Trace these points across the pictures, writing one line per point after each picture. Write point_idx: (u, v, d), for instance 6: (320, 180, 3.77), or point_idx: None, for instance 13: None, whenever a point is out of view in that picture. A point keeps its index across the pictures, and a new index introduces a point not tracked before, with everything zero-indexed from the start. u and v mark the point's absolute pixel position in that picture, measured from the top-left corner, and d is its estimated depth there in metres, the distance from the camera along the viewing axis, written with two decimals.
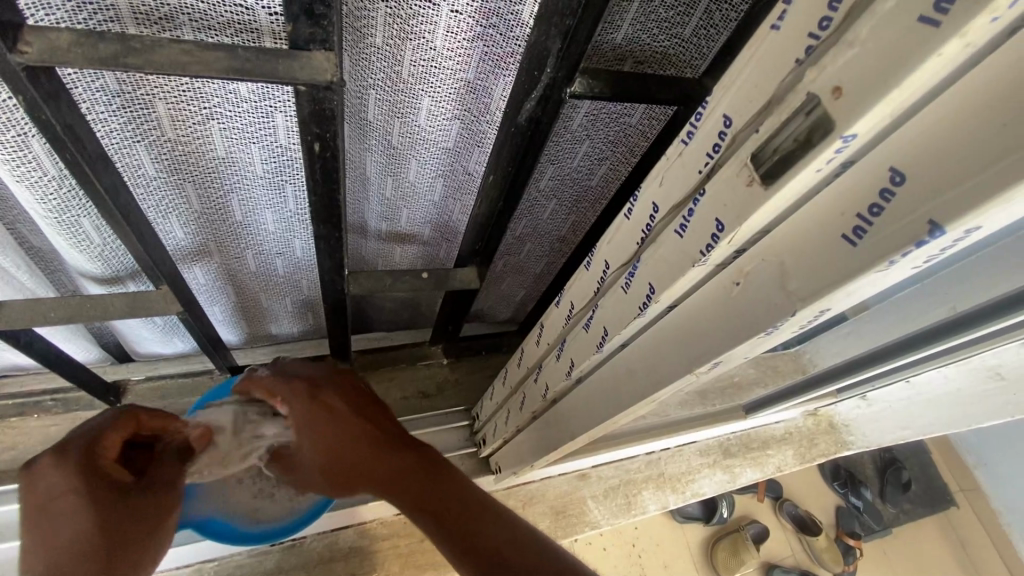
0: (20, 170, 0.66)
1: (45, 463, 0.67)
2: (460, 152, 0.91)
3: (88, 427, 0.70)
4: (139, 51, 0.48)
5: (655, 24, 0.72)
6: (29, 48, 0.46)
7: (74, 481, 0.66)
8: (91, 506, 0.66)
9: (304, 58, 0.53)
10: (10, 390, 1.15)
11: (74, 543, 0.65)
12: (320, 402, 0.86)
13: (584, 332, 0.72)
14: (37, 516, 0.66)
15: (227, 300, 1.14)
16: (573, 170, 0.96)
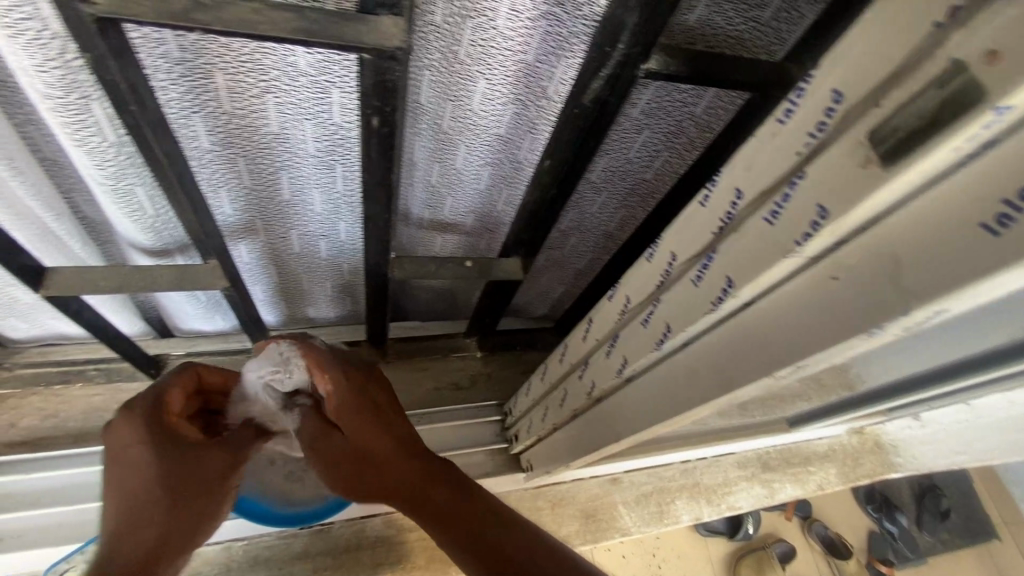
0: (82, 134, 0.66)
1: (117, 424, 0.71)
2: (512, 138, 0.89)
3: (155, 391, 0.75)
4: (209, 7, 0.45)
5: (731, 6, 0.67)
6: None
7: (144, 436, 0.71)
8: (160, 459, 0.71)
9: (372, 21, 0.50)
10: (58, 357, 1.18)
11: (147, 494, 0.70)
12: (370, 397, 0.82)
13: (641, 328, 0.68)
14: (112, 471, 0.70)
15: (268, 281, 1.13)
16: (628, 161, 0.92)
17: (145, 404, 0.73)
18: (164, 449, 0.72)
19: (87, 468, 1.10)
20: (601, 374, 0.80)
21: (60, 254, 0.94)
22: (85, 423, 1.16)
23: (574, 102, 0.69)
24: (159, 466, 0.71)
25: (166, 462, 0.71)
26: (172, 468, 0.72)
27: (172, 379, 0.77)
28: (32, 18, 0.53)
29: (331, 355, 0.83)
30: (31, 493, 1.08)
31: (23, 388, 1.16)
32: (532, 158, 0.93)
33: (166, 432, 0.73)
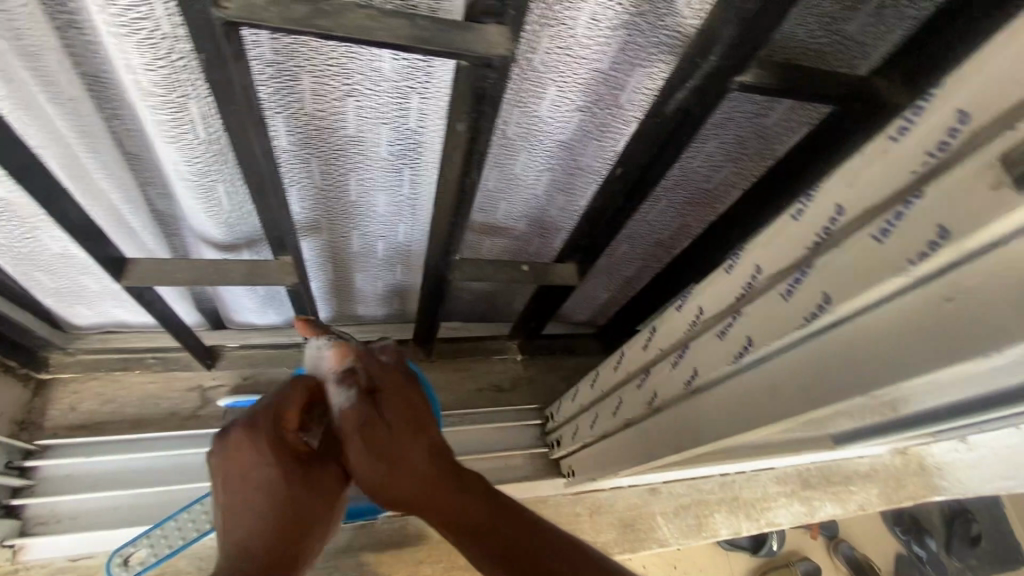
0: (175, 131, 0.68)
1: (236, 439, 0.76)
2: (576, 145, 0.89)
3: (272, 408, 0.77)
4: (331, 13, 0.47)
5: (816, 19, 0.66)
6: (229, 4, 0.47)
7: (262, 452, 0.75)
8: (275, 474, 0.75)
9: (476, 29, 0.51)
10: (117, 344, 1.21)
11: (262, 504, 0.74)
12: (408, 393, 0.78)
13: (716, 339, 0.68)
14: (231, 481, 0.75)
15: (323, 277, 1.16)
16: (691, 171, 0.91)
17: (261, 421, 0.76)
18: (280, 465, 0.75)
19: (143, 453, 1.12)
20: (665, 384, 0.80)
21: (133, 245, 0.97)
22: (142, 409, 1.19)
23: (657, 110, 0.73)
24: (275, 480, 0.75)
25: (280, 478, 0.75)
26: (286, 483, 0.75)
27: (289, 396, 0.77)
28: (146, 17, 0.54)
29: (364, 358, 0.79)
30: (86, 478, 1.09)
31: (85, 372, 1.20)
32: (595, 167, 0.93)
33: (280, 449, 0.76)
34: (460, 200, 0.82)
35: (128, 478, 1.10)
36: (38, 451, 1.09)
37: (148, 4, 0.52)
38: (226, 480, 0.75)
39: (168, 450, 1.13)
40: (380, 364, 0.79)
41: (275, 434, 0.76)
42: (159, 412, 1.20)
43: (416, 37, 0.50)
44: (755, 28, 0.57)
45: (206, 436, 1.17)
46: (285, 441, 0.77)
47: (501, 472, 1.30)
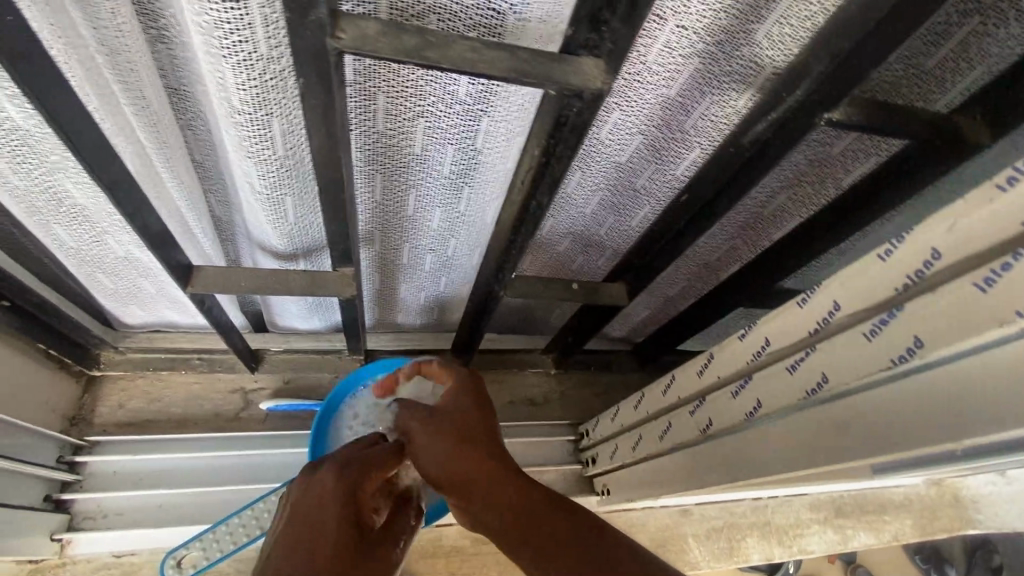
0: (254, 147, 0.69)
1: (322, 477, 0.71)
2: (634, 169, 0.87)
3: (365, 454, 0.75)
4: (439, 46, 0.51)
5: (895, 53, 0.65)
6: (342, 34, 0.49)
7: (343, 495, 0.70)
8: (346, 521, 0.68)
9: (572, 64, 0.55)
10: (164, 344, 1.23)
11: (319, 541, 0.65)
12: (479, 390, 0.88)
13: (786, 374, 0.67)
14: (297, 516, 0.68)
15: (370, 286, 1.17)
16: (749, 199, 0.88)
17: (354, 465, 0.73)
18: (352, 515, 0.69)
19: (185, 453, 1.14)
20: (722, 413, 0.79)
21: (193, 251, 0.99)
22: (187, 410, 1.23)
23: (733, 139, 0.76)
24: (343, 525, 0.68)
25: (348, 526, 0.68)
26: (350, 538, 0.67)
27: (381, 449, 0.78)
28: (246, 40, 0.55)
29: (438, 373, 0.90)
30: (134, 475, 1.12)
31: (133, 370, 1.23)
32: (649, 190, 0.90)
33: (357, 502, 0.71)
34: (521, 221, 0.83)
35: (169, 478, 1.12)
36: (87, 446, 1.11)
37: (251, 28, 0.53)
38: (294, 511, 0.69)
39: (214, 451, 1.16)
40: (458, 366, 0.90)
41: (359, 484, 0.72)
42: (204, 413, 1.23)
43: (515, 68, 0.53)
44: (849, 66, 0.61)
45: (250, 439, 1.19)
46: (362, 499, 0.72)
47: None
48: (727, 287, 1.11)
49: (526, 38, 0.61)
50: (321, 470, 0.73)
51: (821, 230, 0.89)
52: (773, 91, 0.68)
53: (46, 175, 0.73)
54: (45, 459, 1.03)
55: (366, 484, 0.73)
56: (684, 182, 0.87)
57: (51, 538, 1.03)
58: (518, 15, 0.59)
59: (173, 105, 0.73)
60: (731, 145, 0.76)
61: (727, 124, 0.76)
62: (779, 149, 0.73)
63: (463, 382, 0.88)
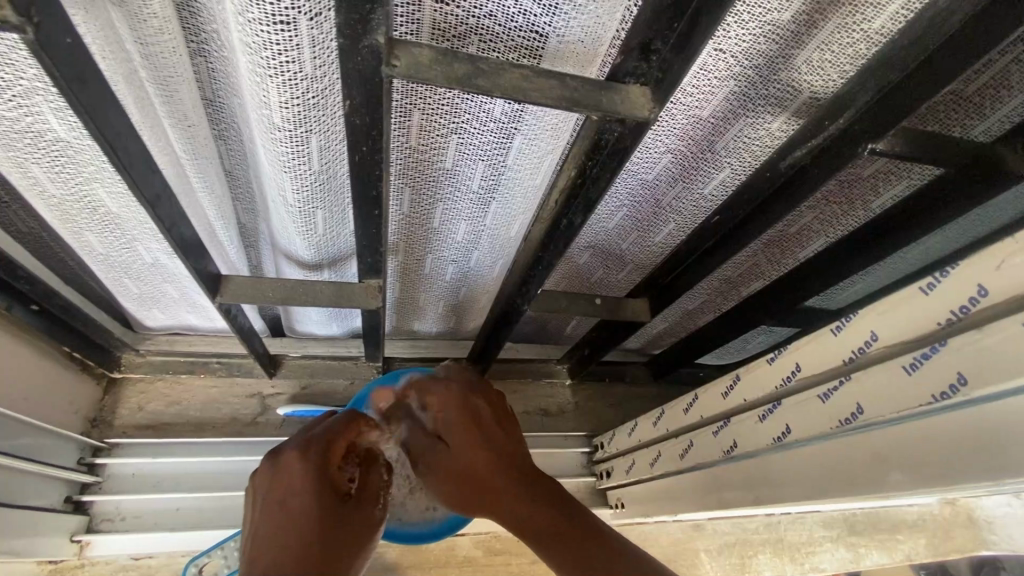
0: (291, 163, 0.69)
1: (288, 461, 0.69)
2: (661, 188, 0.85)
3: (323, 431, 0.73)
4: (490, 74, 0.53)
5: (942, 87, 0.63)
6: (396, 63, 0.50)
7: (312, 477, 0.68)
8: (319, 498, 0.67)
9: (619, 92, 0.57)
10: (183, 347, 1.23)
11: (294, 521, 0.64)
12: (476, 406, 0.82)
13: (819, 402, 0.67)
14: (267, 508, 0.66)
15: (393, 294, 1.17)
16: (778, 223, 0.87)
17: (317, 445, 0.71)
18: (325, 491, 0.68)
19: (202, 457, 1.15)
20: (748, 435, 0.79)
21: (218, 260, 1.00)
22: (204, 413, 1.23)
23: (770, 164, 0.76)
24: (317, 506, 0.66)
25: (320, 508, 0.66)
26: (328, 515, 0.66)
27: (335, 422, 0.76)
28: (293, 61, 0.55)
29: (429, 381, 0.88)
30: (152, 478, 1.13)
31: (152, 373, 1.23)
32: (676, 208, 0.89)
33: (327, 477, 0.69)
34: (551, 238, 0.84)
35: (187, 482, 1.13)
36: (106, 448, 1.12)
37: (298, 49, 0.54)
38: (263, 503, 0.67)
39: (231, 455, 1.16)
40: (443, 385, 0.86)
41: (325, 459, 0.70)
42: (222, 416, 1.24)
43: (567, 96, 0.55)
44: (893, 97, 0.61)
45: (267, 444, 1.19)
46: (332, 471, 0.70)
47: None
48: (748, 304, 1.10)
49: (569, 58, 0.62)
50: (283, 455, 0.70)
51: (849, 253, 0.89)
52: (815, 117, 0.69)
53: (83, 184, 0.73)
54: (66, 460, 1.04)
55: (333, 456, 0.71)
56: (713, 203, 0.87)
57: (70, 539, 1.04)
58: (562, 37, 0.59)
59: (209, 117, 0.74)
60: (769, 169, 0.77)
61: (764, 149, 0.75)
62: (820, 176, 0.73)
63: (455, 404, 0.83)
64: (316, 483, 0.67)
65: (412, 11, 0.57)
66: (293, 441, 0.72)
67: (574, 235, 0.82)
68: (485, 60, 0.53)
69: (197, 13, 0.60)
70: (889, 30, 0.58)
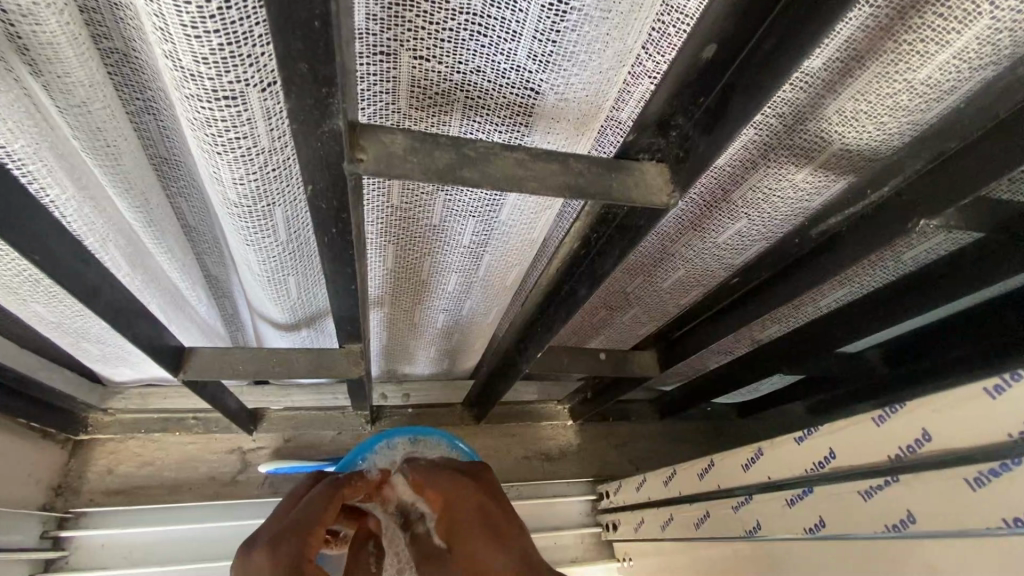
0: (255, 236, 0.61)
1: (257, 563, 0.58)
2: (671, 238, 0.76)
3: (298, 516, 0.61)
4: (477, 163, 0.45)
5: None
6: (365, 155, 0.42)
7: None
8: None
9: (637, 173, 0.51)
10: (156, 401, 1.14)
11: None
12: (444, 489, 0.65)
13: (859, 499, 0.59)
14: None
15: (381, 341, 1.08)
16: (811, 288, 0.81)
17: (286, 533, 0.59)
18: None
19: (180, 524, 1.07)
20: (772, 520, 0.72)
21: (181, 329, 0.90)
22: (181, 473, 1.15)
23: (795, 227, 0.70)
24: None
25: None
26: None
27: (314, 499, 0.64)
28: (245, 136, 0.47)
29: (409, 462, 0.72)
30: (124, 548, 1.05)
31: (123, 432, 1.15)
32: (684, 253, 0.79)
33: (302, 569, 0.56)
34: (564, 305, 0.78)
35: (162, 551, 1.05)
36: (72, 518, 1.04)
37: (250, 123, 0.46)
38: None
39: (212, 520, 1.09)
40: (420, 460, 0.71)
41: (301, 551, 0.58)
42: (199, 477, 1.15)
43: (567, 181, 0.48)
44: (950, 168, 0.56)
45: (249, 507, 1.11)
46: (309, 565, 0.57)
47: (551, 552, 1.23)
48: (763, 352, 1.03)
49: (565, 118, 0.53)
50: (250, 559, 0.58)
51: (876, 309, 0.82)
52: (853, 182, 0.62)
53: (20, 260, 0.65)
54: (29, 539, 0.96)
55: (312, 545, 0.59)
56: (729, 253, 0.78)
57: None
58: (560, 95, 0.50)
59: (161, 174, 0.65)
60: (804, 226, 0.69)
61: (790, 203, 0.66)
62: (857, 236, 0.66)
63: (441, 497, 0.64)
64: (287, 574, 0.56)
65: (386, 69, 0.48)
66: (264, 539, 0.60)
67: (578, 304, 0.75)
68: (473, 145, 0.45)
69: (136, 69, 0.51)
70: (937, 79, 0.49)
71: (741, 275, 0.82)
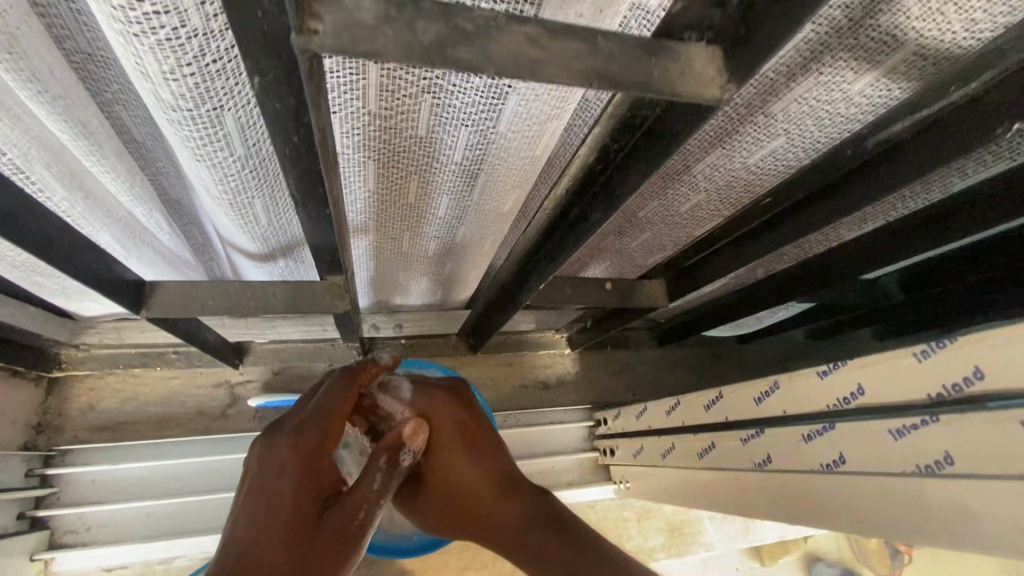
0: (205, 150, 0.51)
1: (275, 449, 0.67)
2: (700, 159, 0.65)
3: (316, 413, 0.71)
4: (473, 39, 0.35)
5: None
6: (313, 22, 0.31)
7: (302, 470, 0.65)
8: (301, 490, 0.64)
9: (675, 60, 0.41)
10: (133, 337, 1.07)
11: (274, 501, 0.62)
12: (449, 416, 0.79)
13: (890, 439, 0.54)
14: (252, 494, 0.64)
15: (371, 270, 1.00)
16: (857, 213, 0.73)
17: (306, 431, 0.68)
18: (308, 485, 0.65)
19: (168, 460, 1.04)
20: (785, 455, 0.69)
21: (144, 264, 0.81)
22: (167, 408, 1.11)
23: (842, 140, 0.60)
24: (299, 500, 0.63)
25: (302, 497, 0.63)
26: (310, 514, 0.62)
27: (338, 388, 0.74)
28: (169, 10, 0.36)
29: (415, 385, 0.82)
30: (117, 484, 1.02)
31: (101, 368, 1.09)
32: (706, 172, 0.68)
33: (315, 467, 0.66)
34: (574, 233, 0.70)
35: (157, 485, 1.04)
36: (58, 455, 1.01)
37: None
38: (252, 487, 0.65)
39: (204, 455, 1.06)
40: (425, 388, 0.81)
41: (314, 445, 0.67)
42: (186, 411, 1.11)
43: (585, 67, 0.38)
44: None
45: (240, 441, 1.09)
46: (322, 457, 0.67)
47: (549, 476, 1.25)
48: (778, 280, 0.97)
49: None
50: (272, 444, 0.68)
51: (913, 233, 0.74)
52: (926, 81, 0.51)
53: None
54: (13, 479, 0.93)
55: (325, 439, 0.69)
56: (760, 171, 0.67)
57: (30, 559, 0.94)
58: None
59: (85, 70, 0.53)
60: (855, 137, 0.59)
61: (839, 119, 0.56)
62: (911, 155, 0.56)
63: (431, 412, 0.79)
64: (302, 470, 0.65)
65: None
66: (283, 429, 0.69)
67: (589, 231, 0.67)
68: (466, 16, 0.35)
69: None
70: None
71: (770, 198, 0.73)
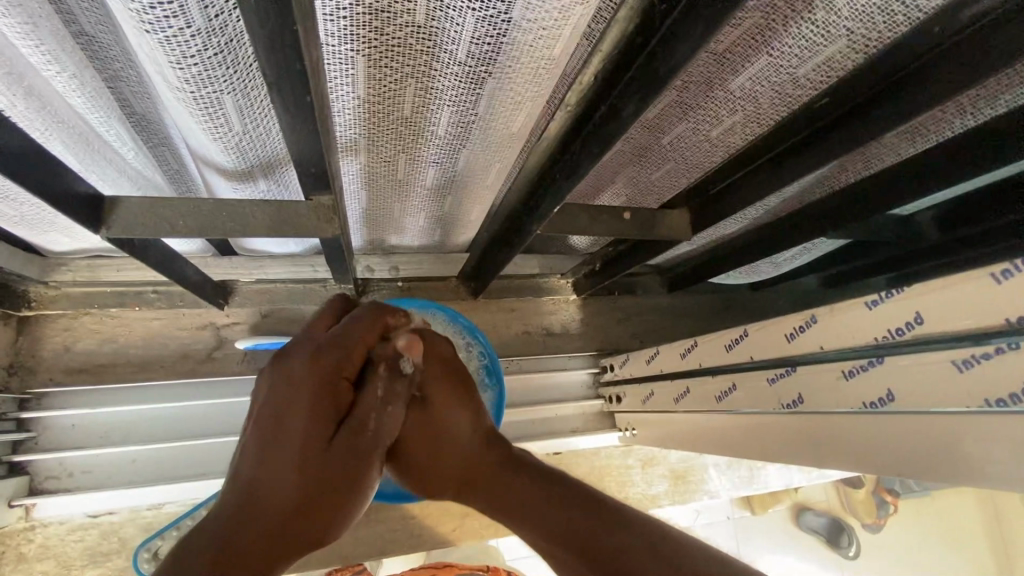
0: (154, 17, 0.43)
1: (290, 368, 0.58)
2: (741, 57, 0.57)
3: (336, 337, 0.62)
4: None
5: None
6: None
7: (320, 407, 0.57)
8: (316, 418, 0.57)
9: None
10: (107, 274, 0.99)
11: (286, 428, 0.55)
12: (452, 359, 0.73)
13: (948, 371, 0.49)
14: (260, 419, 0.56)
15: (364, 205, 0.91)
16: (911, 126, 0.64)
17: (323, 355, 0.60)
18: (324, 414, 0.57)
19: (151, 404, 0.98)
20: (817, 394, 0.63)
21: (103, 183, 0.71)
22: (149, 351, 1.04)
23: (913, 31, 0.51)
24: (313, 431, 0.56)
25: (316, 430, 0.56)
26: (323, 445, 0.56)
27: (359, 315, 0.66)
28: None
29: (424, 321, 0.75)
30: (99, 429, 0.97)
31: (75, 309, 1.02)
32: (746, 76, 0.59)
33: (331, 395, 0.58)
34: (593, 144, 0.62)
35: (142, 430, 0.98)
36: (33, 399, 0.95)
37: None
38: (260, 412, 0.57)
39: (190, 399, 1.01)
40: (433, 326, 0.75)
41: (336, 371, 0.60)
42: (169, 354, 1.05)
43: None
44: None
45: (228, 385, 1.03)
46: (341, 386, 0.60)
47: (552, 423, 1.21)
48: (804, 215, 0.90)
49: None
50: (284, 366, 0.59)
51: None
52: None
53: None
54: None
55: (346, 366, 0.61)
56: (809, 76, 0.59)
57: (9, 505, 0.90)
58: None
59: None
60: (932, 26, 0.50)
61: (920, 2, 0.48)
62: (985, 38, 0.48)
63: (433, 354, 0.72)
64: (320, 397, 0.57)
65: None
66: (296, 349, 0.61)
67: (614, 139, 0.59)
68: None
69: None
70: None
71: (812, 111, 0.64)
